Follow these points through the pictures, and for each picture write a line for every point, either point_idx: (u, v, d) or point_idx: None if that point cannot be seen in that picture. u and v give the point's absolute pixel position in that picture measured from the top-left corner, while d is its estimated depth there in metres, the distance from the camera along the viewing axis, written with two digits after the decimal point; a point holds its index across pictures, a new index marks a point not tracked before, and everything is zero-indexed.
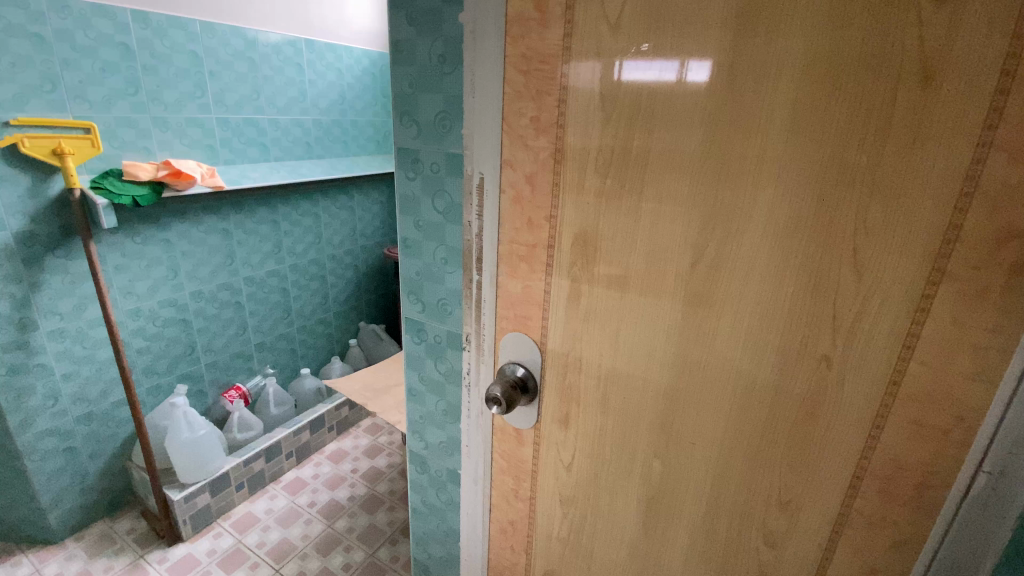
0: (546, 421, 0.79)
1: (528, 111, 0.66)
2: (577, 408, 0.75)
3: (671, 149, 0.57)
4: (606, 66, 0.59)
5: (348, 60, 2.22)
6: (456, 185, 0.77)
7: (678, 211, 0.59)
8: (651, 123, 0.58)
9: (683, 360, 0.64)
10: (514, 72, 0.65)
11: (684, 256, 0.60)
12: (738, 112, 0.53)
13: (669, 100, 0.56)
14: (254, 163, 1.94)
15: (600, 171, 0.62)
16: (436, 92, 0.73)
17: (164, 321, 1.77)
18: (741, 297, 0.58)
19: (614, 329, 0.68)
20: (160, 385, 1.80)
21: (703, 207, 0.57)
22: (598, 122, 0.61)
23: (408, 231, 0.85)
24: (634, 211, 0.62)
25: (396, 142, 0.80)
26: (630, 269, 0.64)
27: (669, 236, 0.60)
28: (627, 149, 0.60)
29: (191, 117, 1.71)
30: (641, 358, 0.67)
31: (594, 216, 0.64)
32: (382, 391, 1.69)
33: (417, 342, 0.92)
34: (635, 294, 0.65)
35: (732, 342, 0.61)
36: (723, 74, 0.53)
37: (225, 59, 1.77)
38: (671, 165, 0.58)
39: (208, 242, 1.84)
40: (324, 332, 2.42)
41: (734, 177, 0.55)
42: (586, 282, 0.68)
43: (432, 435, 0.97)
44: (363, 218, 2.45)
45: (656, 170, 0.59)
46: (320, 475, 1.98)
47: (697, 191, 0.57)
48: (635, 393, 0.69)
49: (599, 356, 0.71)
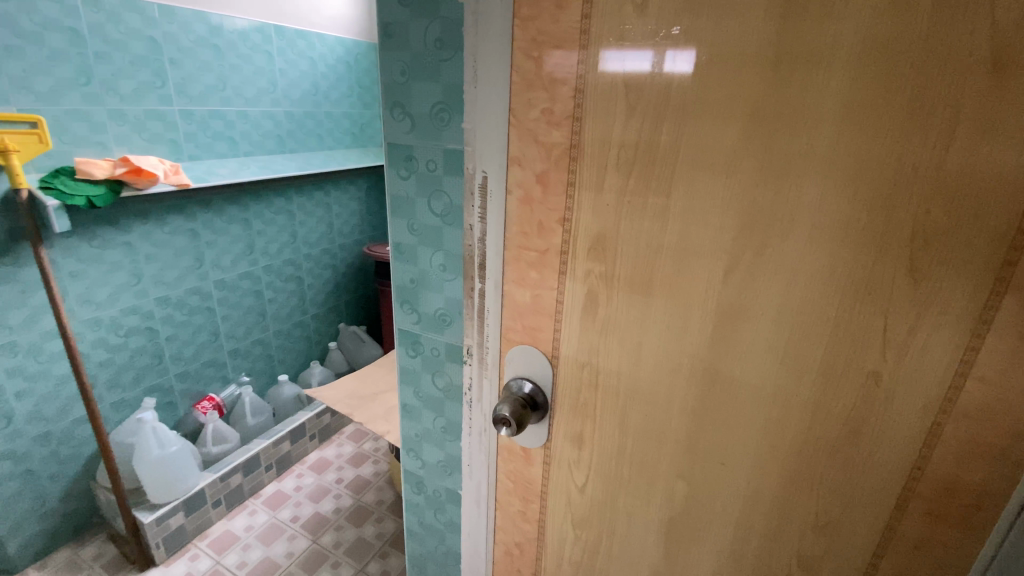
0: (557, 440, 0.74)
1: (539, 103, 0.59)
2: (592, 426, 0.70)
3: (705, 145, 0.51)
4: (631, 52, 0.52)
5: (320, 48, 2.10)
6: (456, 184, 0.69)
7: (710, 214, 0.53)
8: (682, 116, 0.52)
9: (714, 376, 0.59)
10: (523, 59, 0.58)
11: (718, 264, 0.54)
12: (781, 105, 0.48)
13: (702, 90, 0.50)
14: (222, 159, 1.82)
15: (622, 169, 0.56)
16: (432, 82, 0.66)
17: (128, 330, 1.64)
18: (780, 308, 0.53)
19: (635, 342, 0.62)
20: (126, 399, 1.68)
21: (741, 210, 0.52)
22: (621, 115, 0.54)
23: (401, 235, 0.77)
24: (660, 213, 0.56)
25: (386, 137, 0.72)
26: (654, 278, 0.58)
27: (700, 241, 0.55)
28: (652, 144, 0.54)
29: (151, 109, 1.58)
30: (664, 373, 0.62)
31: (615, 219, 0.58)
32: (368, 399, 1.61)
33: (412, 356, 0.85)
34: (659, 305, 0.59)
35: (769, 356, 0.56)
36: (764, 62, 0.47)
37: (187, 46, 1.64)
38: (704, 163, 0.52)
39: (174, 244, 1.71)
40: (302, 336, 2.31)
41: (775, 177, 0.50)
42: (605, 291, 0.62)
43: (429, 454, 0.91)
44: (340, 215, 2.33)
45: (686, 168, 0.53)
46: (302, 487, 1.88)
47: (733, 193, 0.52)
48: (657, 410, 0.64)
49: (619, 370, 0.65)
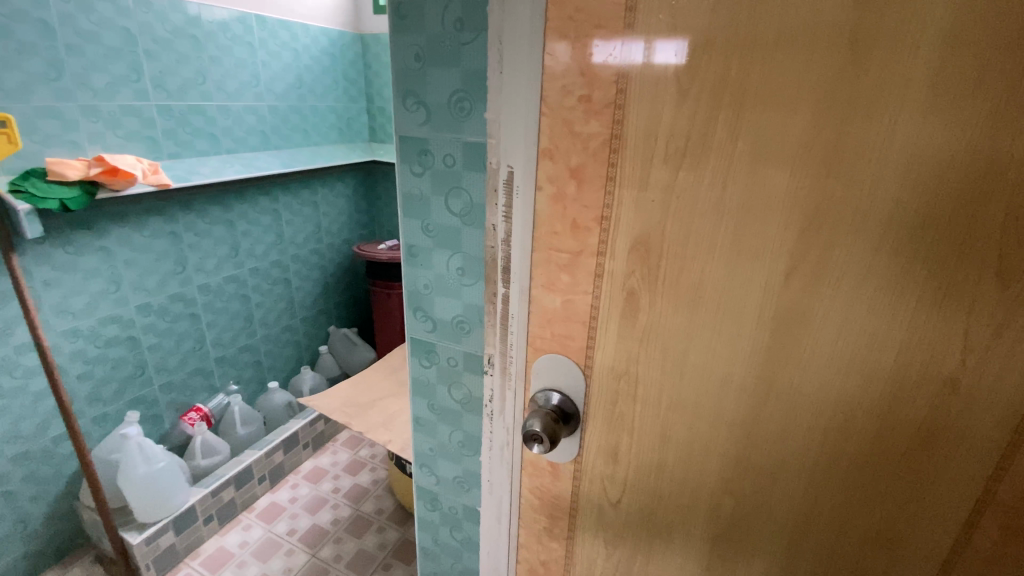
0: (589, 453, 0.69)
1: (576, 89, 0.53)
2: (628, 438, 0.65)
3: (768, 133, 0.46)
4: (684, 30, 0.47)
5: (304, 39, 2.00)
6: (477, 181, 0.64)
7: (771, 210, 0.48)
8: (742, 101, 0.47)
9: (770, 385, 0.55)
10: (558, 40, 0.53)
11: (778, 263, 0.50)
12: (857, 87, 0.43)
13: (767, 72, 0.45)
14: (203, 157, 1.72)
15: (670, 161, 0.51)
16: (451, 68, 0.60)
17: (108, 341, 1.54)
18: (847, 312, 0.49)
19: (679, 349, 0.57)
20: (107, 414, 1.58)
21: (806, 206, 0.47)
22: (670, 103, 0.49)
23: (414, 237, 0.71)
24: (713, 210, 0.51)
25: (397, 130, 0.66)
26: (704, 280, 0.53)
27: (760, 240, 0.50)
28: (706, 134, 0.49)
29: (127, 105, 1.48)
30: (712, 383, 0.57)
31: (660, 216, 0.53)
32: (366, 407, 1.54)
33: (426, 366, 0.79)
34: (709, 310, 0.54)
35: (832, 364, 0.51)
36: (840, 38, 0.42)
37: (163, 37, 1.53)
38: (766, 154, 0.47)
39: (155, 248, 1.61)
40: (291, 340, 2.22)
41: (847, 168, 0.45)
42: (647, 295, 0.57)
43: (445, 469, 0.85)
44: (328, 213, 2.25)
45: (745, 159, 0.48)
46: (298, 499, 1.81)
47: (798, 186, 0.47)
48: (702, 421, 0.59)
49: (660, 380, 0.60)
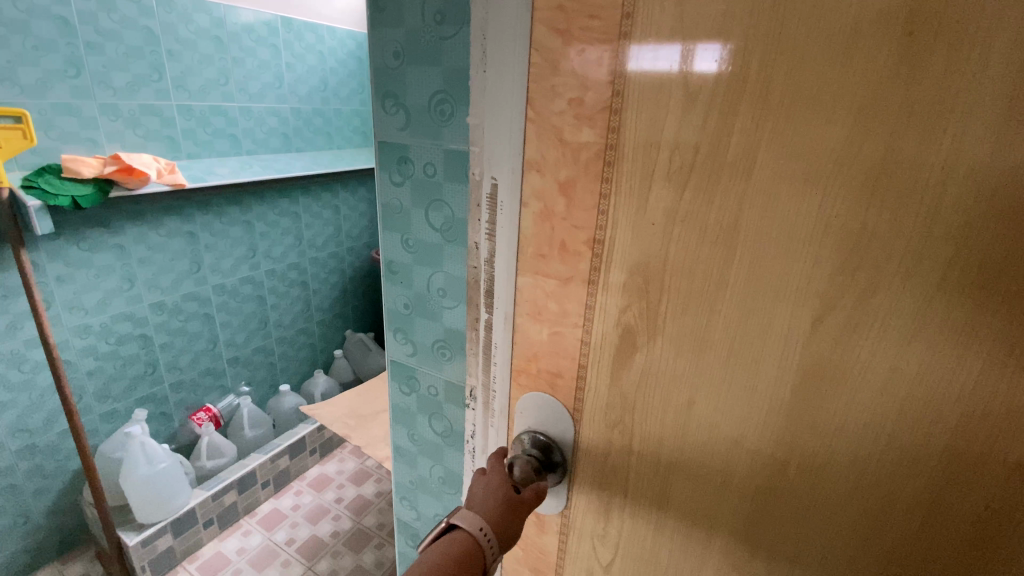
0: (578, 507, 0.60)
1: (568, 90, 0.46)
2: (620, 495, 0.56)
3: (796, 148, 0.37)
4: (693, 19, 0.39)
5: (330, 42, 2.00)
6: (459, 194, 0.56)
7: (796, 241, 0.39)
8: (763, 108, 0.38)
9: (790, 456, 0.45)
10: (548, 33, 0.45)
11: (804, 309, 0.40)
12: (910, 89, 0.33)
13: (795, 70, 0.36)
14: (223, 157, 1.72)
15: (674, 178, 0.42)
16: (431, 66, 0.53)
17: (119, 338, 1.55)
18: (889, 371, 0.39)
19: (682, 401, 0.48)
20: (116, 411, 1.59)
21: (842, 241, 0.38)
22: (675, 109, 0.41)
23: (394, 252, 0.64)
24: (725, 240, 0.42)
25: (376, 134, 0.59)
26: (714, 325, 0.44)
27: (781, 277, 0.40)
28: (717, 148, 0.40)
29: (147, 104, 1.48)
30: (720, 444, 0.48)
31: (661, 243, 0.45)
32: (368, 419, 1.49)
33: (406, 393, 0.72)
34: (718, 359, 0.45)
35: (870, 438, 0.41)
36: (889, 27, 0.33)
37: (186, 38, 1.54)
38: (792, 174, 0.38)
39: (170, 247, 1.62)
40: (305, 343, 2.21)
41: (893, 192, 0.35)
42: (644, 335, 0.48)
43: (426, 505, 0.78)
44: (349, 217, 2.23)
45: (766, 179, 0.39)
46: (300, 507, 1.77)
47: (830, 212, 0.37)
48: (705, 488, 0.50)
49: (657, 434, 0.51)
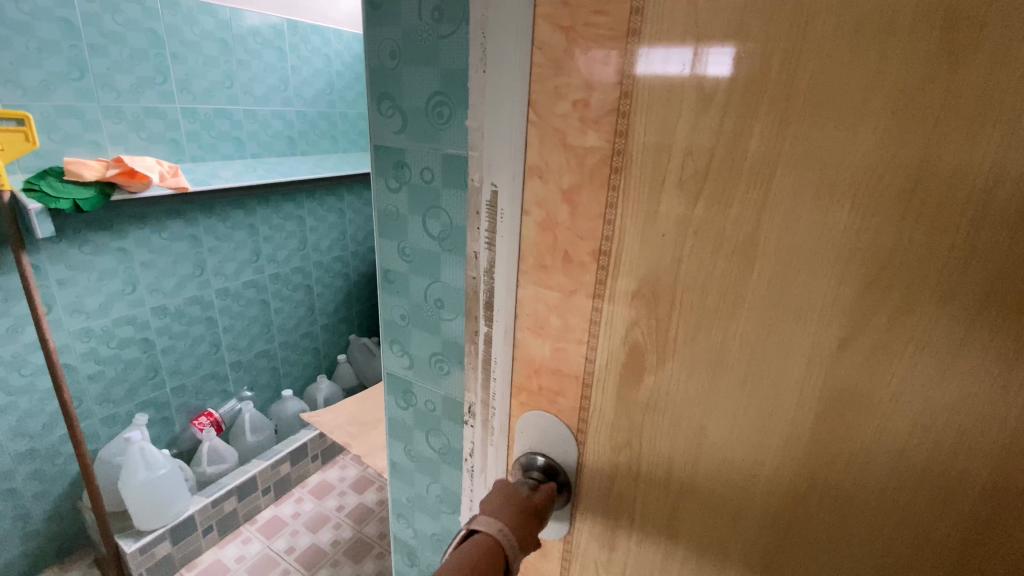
0: (581, 533, 0.57)
1: (572, 90, 0.43)
2: (626, 522, 0.53)
3: (823, 155, 0.34)
4: (708, 14, 0.36)
5: (336, 45, 1.99)
6: (458, 201, 0.53)
7: (820, 255, 0.36)
8: (785, 109, 0.34)
9: (812, 489, 0.41)
10: (550, 30, 0.42)
11: (829, 331, 0.37)
12: (953, 88, 0.30)
13: (822, 68, 0.33)
14: (227, 160, 1.71)
15: (687, 186, 0.39)
16: (429, 66, 0.50)
17: (120, 342, 1.53)
18: (924, 401, 0.35)
19: (694, 426, 0.45)
20: (117, 415, 1.57)
21: (872, 258, 0.34)
22: (688, 112, 0.38)
23: (390, 261, 0.61)
24: (743, 254, 0.38)
25: (372, 138, 0.57)
26: (729, 346, 0.41)
27: (804, 294, 0.37)
28: (734, 154, 0.37)
29: (151, 106, 1.47)
30: (735, 474, 0.44)
31: (672, 255, 0.41)
32: (369, 427, 1.46)
33: (403, 408, 0.69)
34: (733, 382, 0.42)
35: (902, 475, 0.37)
36: (930, 18, 0.30)
37: (191, 40, 1.53)
38: (818, 183, 0.34)
39: (173, 250, 1.60)
40: (309, 348, 2.19)
41: (930, 203, 0.32)
42: (653, 354, 0.45)
43: (423, 524, 0.74)
44: (354, 221, 2.21)
45: (788, 188, 0.35)
46: (301, 514, 1.75)
47: (859, 224, 0.34)
48: (715, 522, 0.47)
49: (665, 460, 0.48)
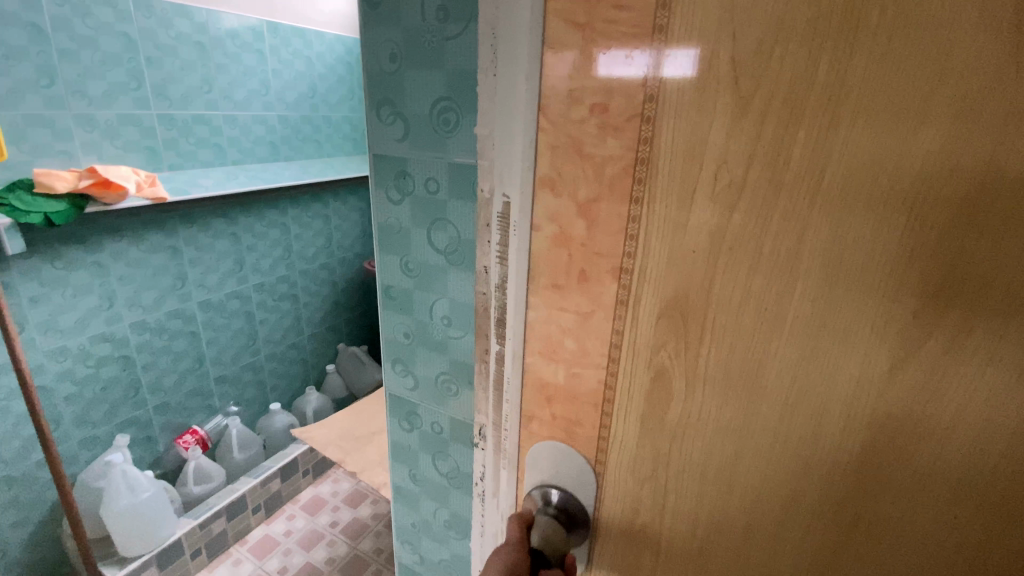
0: (600, 564, 0.54)
1: (589, 94, 0.40)
2: (651, 553, 0.50)
3: (874, 164, 0.31)
4: (744, 14, 0.33)
5: (317, 46, 1.93)
6: (466, 213, 0.50)
7: (870, 271, 0.33)
8: (832, 115, 0.32)
9: (858, 522, 0.38)
10: (566, 31, 0.39)
11: (881, 356, 0.34)
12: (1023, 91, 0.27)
13: (875, 70, 0.30)
14: (207, 168, 1.65)
15: (720, 200, 0.36)
16: (433, 69, 0.47)
17: (98, 360, 1.46)
18: (985, 427, 0.32)
19: (728, 453, 0.42)
20: (97, 437, 1.50)
21: (933, 279, 0.31)
22: (722, 122, 0.35)
23: (392, 276, 0.58)
24: (786, 274, 0.36)
25: (371, 146, 0.53)
26: (769, 372, 0.38)
27: (851, 313, 0.34)
28: (776, 163, 0.34)
29: (125, 113, 1.41)
30: (773, 503, 0.41)
31: (703, 274, 0.39)
32: (363, 442, 1.42)
33: (407, 430, 0.65)
34: (774, 409, 0.39)
35: (960, 509, 0.35)
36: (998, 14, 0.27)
37: (167, 44, 1.47)
38: (872, 198, 0.32)
39: (152, 263, 1.54)
40: (297, 359, 2.13)
41: (997, 215, 0.29)
42: (679, 376, 0.42)
43: (430, 549, 0.71)
44: (340, 227, 2.16)
45: (835, 200, 0.33)
46: (293, 532, 1.69)
47: (915, 238, 0.31)
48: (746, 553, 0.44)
49: (693, 488, 0.45)
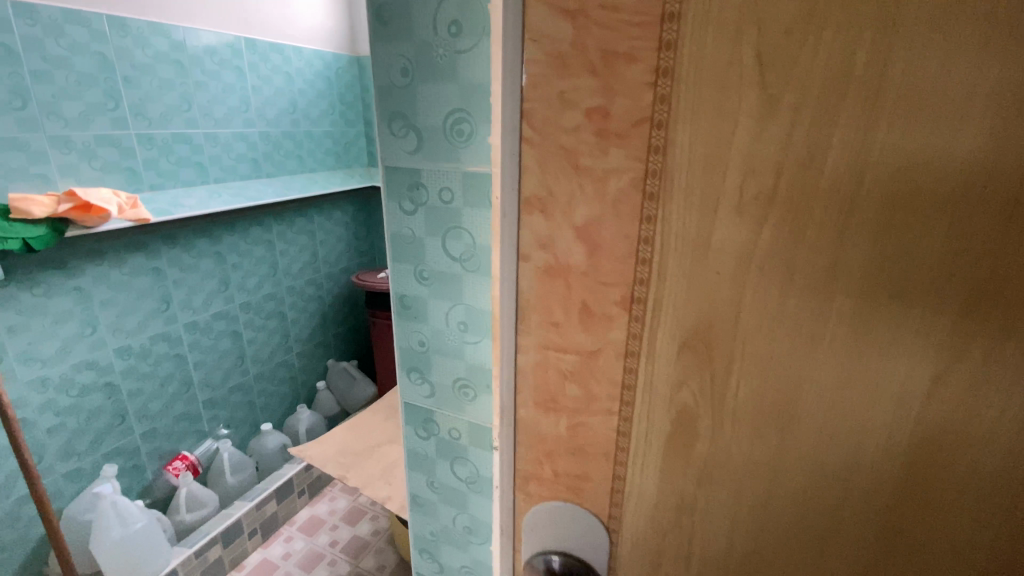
0: (625, 569, 0.53)
1: (584, 98, 0.40)
2: (677, 564, 0.49)
3: (912, 165, 0.30)
4: (768, 12, 0.32)
5: (297, 63, 1.93)
6: (481, 221, 0.51)
7: (912, 277, 0.32)
8: (867, 118, 0.31)
9: (905, 541, 0.37)
10: (555, 36, 0.39)
11: (927, 367, 0.33)
12: None
13: (915, 67, 0.29)
14: (189, 187, 1.62)
15: (747, 212, 0.36)
16: (445, 82, 0.48)
17: (82, 389, 1.41)
18: None
19: (763, 467, 0.41)
20: (82, 468, 1.45)
21: (984, 282, 0.30)
22: (747, 132, 0.34)
23: (406, 285, 0.58)
24: (825, 288, 0.34)
25: (383, 158, 0.54)
26: (809, 388, 0.37)
27: (893, 321, 0.33)
28: (807, 171, 0.33)
29: (103, 134, 1.38)
30: (814, 519, 0.40)
31: (730, 286, 0.38)
32: (363, 456, 1.40)
33: (424, 438, 0.65)
34: (811, 424, 0.38)
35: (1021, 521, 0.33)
36: None
37: (144, 63, 1.44)
38: (916, 202, 0.31)
39: (135, 286, 1.50)
40: (286, 377, 2.09)
41: None
42: (710, 391, 0.41)
43: (449, 556, 0.71)
44: (324, 241, 2.15)
45: (874, 205, 0.32)
46: (292, 555, 1.66)
47: (960, 241, 0.30)
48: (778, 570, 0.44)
49: (722, 505, 0.44)
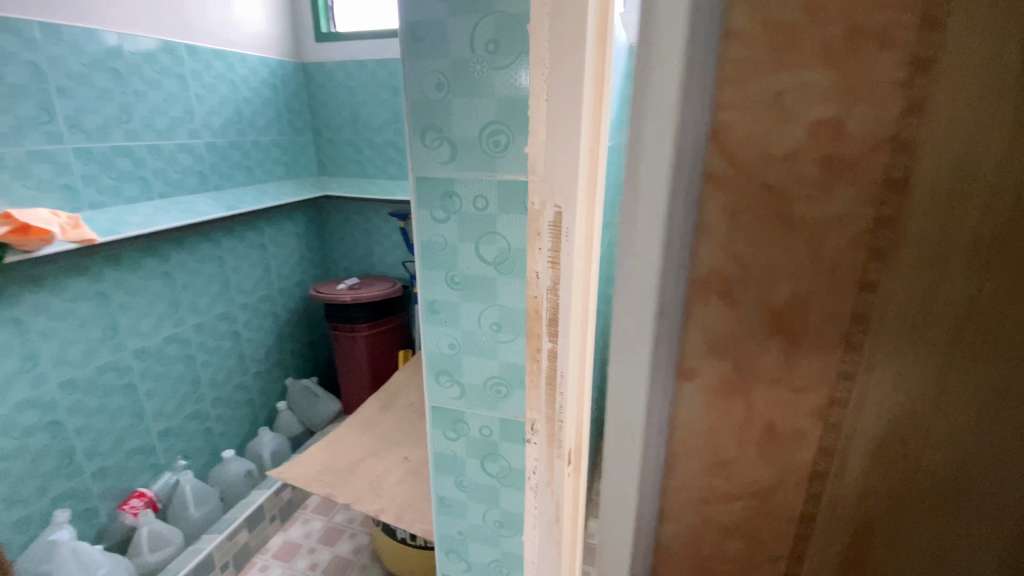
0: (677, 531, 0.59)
1: (811, 108, 0.42)
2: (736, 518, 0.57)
3: (736, 206, 0.46)
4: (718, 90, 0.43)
5: (242, 69, 1.85)
6: (516, 225, 0.54)
7: (740, 279, 0.48)
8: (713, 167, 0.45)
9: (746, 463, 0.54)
10: (785, 30, 0.41)
11: (751, 334, 0.49)
12: (813, 159, 0.43)
13: (735, 135, 0.44)
14: (133, 204, 1.51)
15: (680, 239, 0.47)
16: (482, 97, 0.51)
17: (24, 430, 1.28)
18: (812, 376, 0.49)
19: (675, 427, 0.54)
20: (27, 518, 1.31)
21: (773, 282, 0.48)
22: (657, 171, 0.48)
23: (436, 291, 0.60)
24: (753, 287, 0.48)
25: (414, 170, 0.56)
26: (894, 400, 0.48)
27: (734, 309, 0.49)
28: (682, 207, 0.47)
29: (37, 149, 1.26)
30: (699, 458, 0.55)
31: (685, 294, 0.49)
32: (347, 472, 1.37)
33: (453, 439, 0.67)
34: (695, 385, 0.52)
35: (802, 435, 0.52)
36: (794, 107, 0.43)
37: (79, 71, 1.34)
38: (737, 228, 0.47)
39: (79, 313, 1.38)
40: (244, 400, 1.99)
41: (798, 237, 0.46)
42: (704, 370, 0.51)
43: (477, 553, 0.73)
44: (277, 255, 2.06)
45: (718, 231, 0.47)
46: None
47: (760, 255, 0.47)
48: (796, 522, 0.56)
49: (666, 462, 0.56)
